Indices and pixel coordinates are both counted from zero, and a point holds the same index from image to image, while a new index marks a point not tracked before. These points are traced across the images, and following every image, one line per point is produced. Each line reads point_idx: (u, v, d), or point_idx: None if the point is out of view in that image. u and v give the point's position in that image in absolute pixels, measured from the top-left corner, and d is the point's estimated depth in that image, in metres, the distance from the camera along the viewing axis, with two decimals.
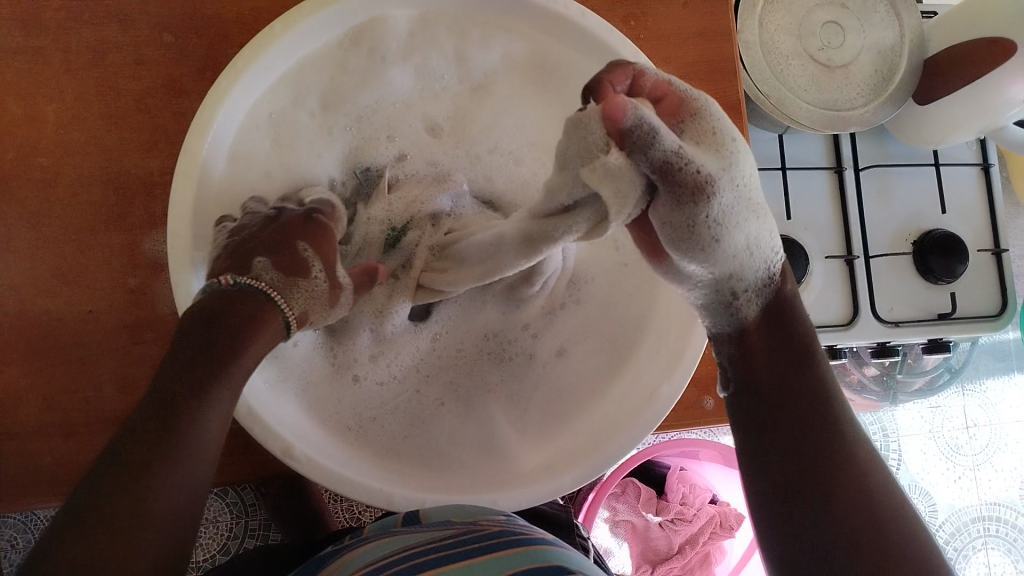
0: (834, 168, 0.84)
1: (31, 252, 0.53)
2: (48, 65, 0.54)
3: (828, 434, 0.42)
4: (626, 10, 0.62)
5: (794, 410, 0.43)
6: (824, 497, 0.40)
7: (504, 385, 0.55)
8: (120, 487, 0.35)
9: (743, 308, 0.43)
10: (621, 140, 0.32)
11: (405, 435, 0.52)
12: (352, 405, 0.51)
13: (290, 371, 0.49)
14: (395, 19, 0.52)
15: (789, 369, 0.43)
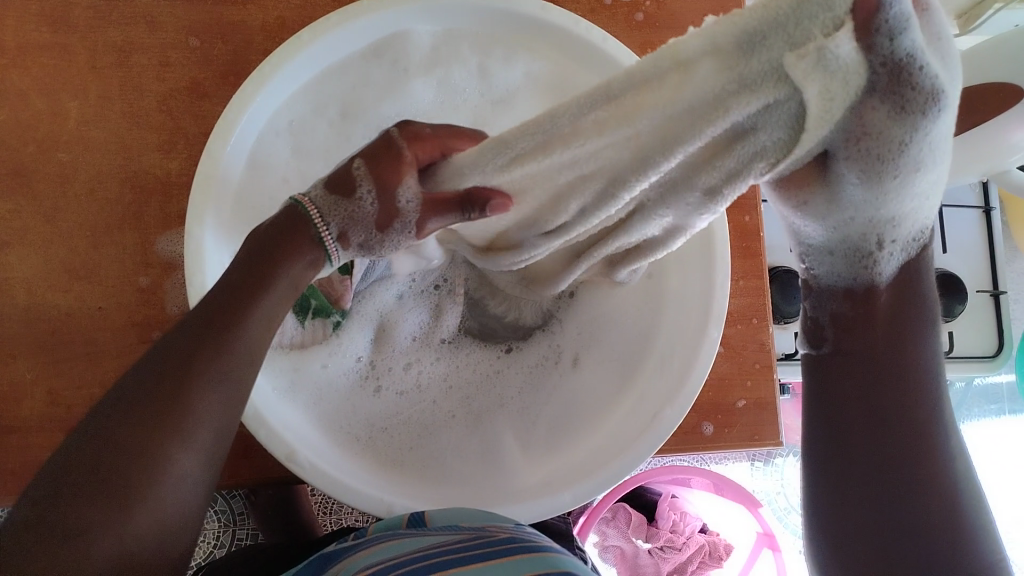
0: None
1: (45, 246, 0.53)
2: (73, 62, 0.54)
3: (916, 415, 0.42)
4: (645, 38, 0.63)
5: (896, 378, 0.43)
6: (906, 481, 0.41)
7: (516, 400, 0.55)
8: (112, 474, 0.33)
9: (879, 267, 0.42)
10: (867, 17, 0.28)
11: (414, 447, 0.52)
12: (366, 415, 0.52)
13: (316, 388, 0.51)
14: (418, 32, 0.52)
15: (897, 337, 0.43)
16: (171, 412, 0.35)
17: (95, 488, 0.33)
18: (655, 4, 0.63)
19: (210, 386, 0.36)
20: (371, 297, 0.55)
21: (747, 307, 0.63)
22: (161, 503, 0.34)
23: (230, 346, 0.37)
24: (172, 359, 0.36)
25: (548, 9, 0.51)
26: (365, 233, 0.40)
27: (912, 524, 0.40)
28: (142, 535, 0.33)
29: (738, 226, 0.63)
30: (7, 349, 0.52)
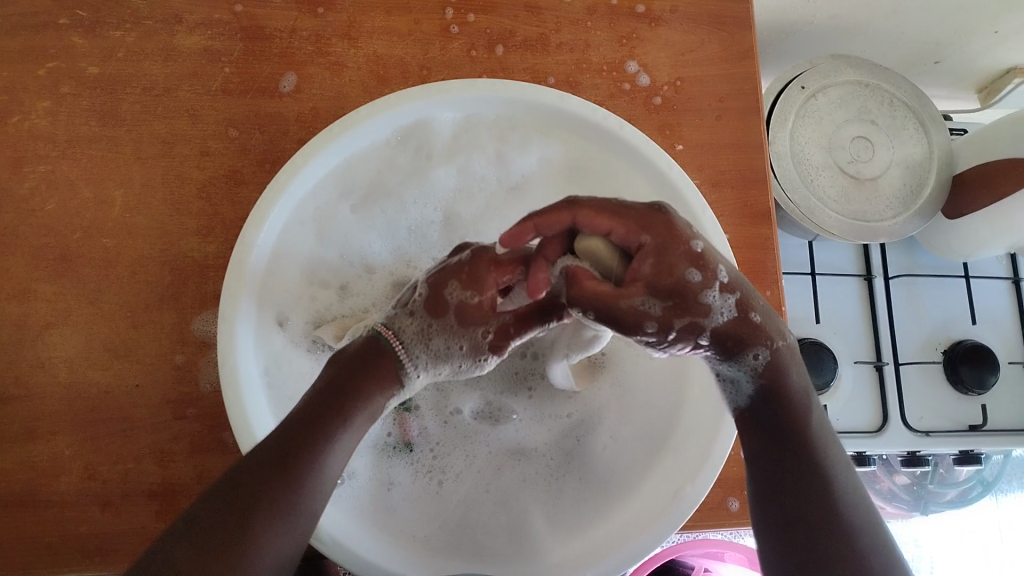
0: (864, 276, 0.85)
1: (87, 325, 0.55)
2: (122, 154, 0.58)
3: (802, 438, 0.45)
4: (662, 120, 0.66)
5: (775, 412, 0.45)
6: (811, 491, 0.44)
7: (557, 478, 0.55)
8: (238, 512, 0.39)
9: (709, 315, 0.42)
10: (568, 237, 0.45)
11: (458, 535, 0.52)
12: (400, 520, 0.51)
13: (385, 508, 0.51)
14: (439, 121, 0.55)
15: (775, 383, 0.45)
16: (305, 467, 0.40)
17: (250, 503, 0.39)
18: (672, 88, 0.66)
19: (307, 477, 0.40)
20: (415, 416, 0.55)
21: None
22: (289, 523, 0.39)
23: (348, 428, 0.42)
24: (317, 429, 0.41)
25: (565, 99, 0.54)
26: (455, 291, 0.46)
27: (810, 517, 0.43)
28: (282, 545, 0.39)
29: None
30: (46, 427, 0.54)
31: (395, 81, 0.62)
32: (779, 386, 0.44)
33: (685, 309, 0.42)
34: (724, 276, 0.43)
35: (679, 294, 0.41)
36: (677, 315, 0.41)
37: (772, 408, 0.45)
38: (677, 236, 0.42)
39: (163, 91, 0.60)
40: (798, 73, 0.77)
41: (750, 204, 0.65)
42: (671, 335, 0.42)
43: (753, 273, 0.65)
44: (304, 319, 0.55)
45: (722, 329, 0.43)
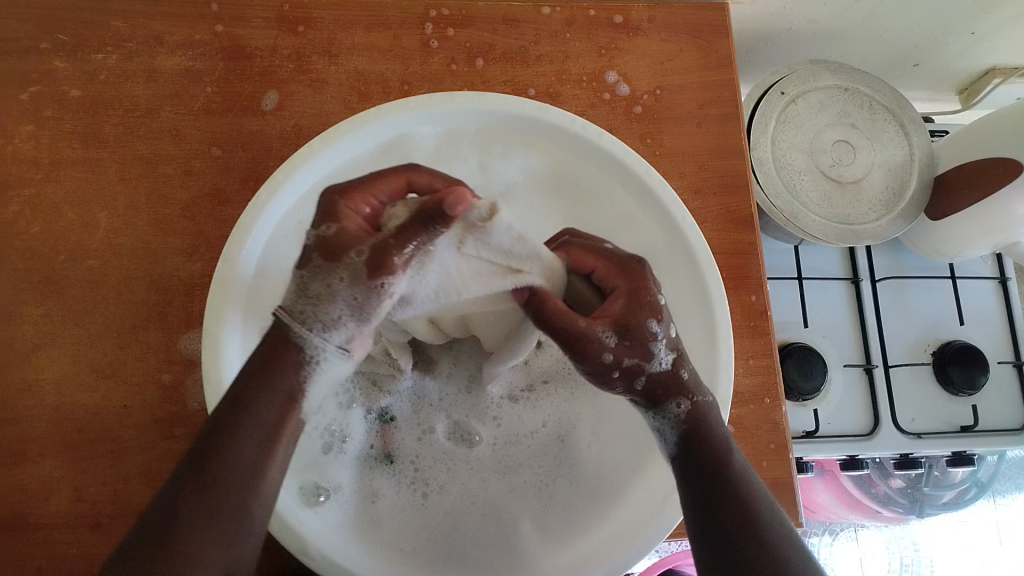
0: (851, 279, 0.85)
1: (74, 347, 0.56)
2: (106, 175, 0.59)
3: (719, 466, 0.43)
4: (643, 129, 0.66)
5: (694, 445, 0.44)
6: (733, 516, 0.42)
7: (546, 487, 0.55)
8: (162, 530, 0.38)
9: (654, 361, 0.43)
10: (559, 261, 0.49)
11: (447, 548, 0.52)
12: (388, 532, 0.51)
13: (371, 523, 0.51)
14: (420, 134, 0.55)
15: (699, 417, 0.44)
16: (216, 469, 0.39)
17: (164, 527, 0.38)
18: (652, 97, 0.67)
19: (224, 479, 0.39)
20: (395, 429, 0.55)
21: (759, 387, 0.63)
22: (213, 528, 0.38)
23: (257, 412, 0.40)
24: (229, 420, 0.39)
25: (543, 109, 0.54)
26: (314, 234, 0.42)
27: (734, 542, 0.41)
28: (211, 557, 0.38)
29: (743, 305, 0.64)
30: (35, 450, 0.54)
31: (377, 96, 0.63)
32: (701, 431, 0.44)
33: (637, 349, 0.43)
34: (674, 331, 0.44)
35: (637, 335, 0.43)
36: (629, 353, 0.42)
37: (697, 445, 0.44)
38: (648, 288, 0.45)
39: (146, 112, 0.60)
40: (778, 79, 0.78)
41: (732, 209, 0.66)
42: (614, 371, 0.43)
43: (738, 278, 0.65)
44: None
45: (665, 371, 0.43)
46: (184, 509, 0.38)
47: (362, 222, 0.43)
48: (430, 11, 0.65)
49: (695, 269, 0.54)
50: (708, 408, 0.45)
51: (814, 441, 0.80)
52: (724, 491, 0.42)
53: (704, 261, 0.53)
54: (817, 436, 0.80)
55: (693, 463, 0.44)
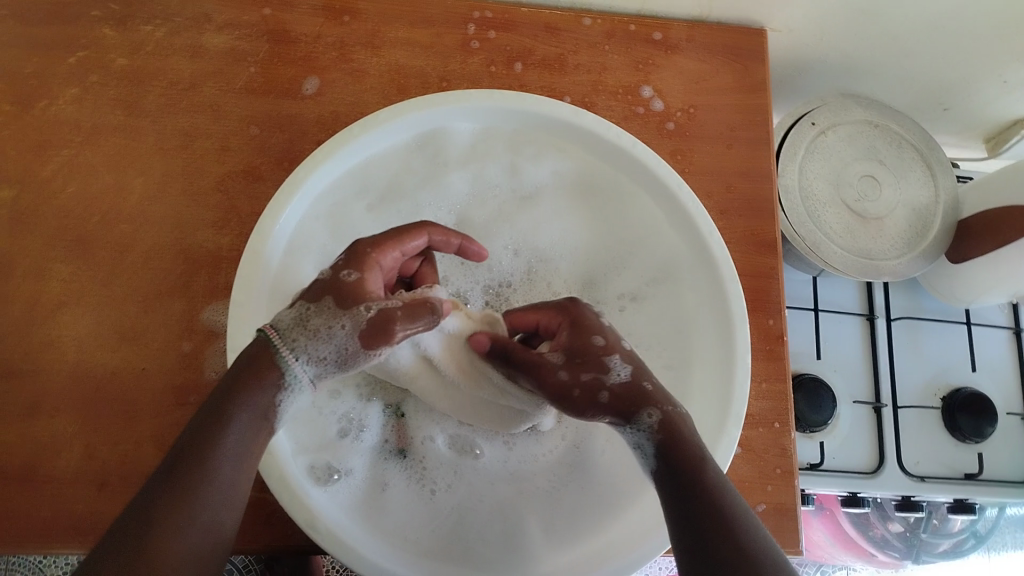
0: (867, 316, 0.85)
1: (98, 308, 0.56)
2: (144, 144, 0.60)
3: (698, 467, 0.42)
4: (673, 145, 0.67)
5: (668, 444, 0.43)
6: (713, 514, 0.40)
7: (555, 493, 0.55)
8: (138, 528, 0.37)
9: (609, 372, 0.46)
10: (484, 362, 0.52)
11: (453, 539, 0.52)
12: (393, 518, 0.51)
13: (378, 508, 0.51)
14: (457, 128, 0.56)
15: (677, 424, 0.44)
16: (198, 474, 0.39)
17: (138, 534, 0.36)
18: (684, 115, 0.67)
19: (202, 482, 0.38)
20: (409, 423, 0.56)
21: (769, 411, 0.63)
22: (192, 534, 0.37)
23: (228, 427, 0.40)
24: (201, 432, 0.40)
25: (580, 114, 0.55)
26: (333, 278, 0.45)
27: (709, 541, 0.39)
28: (184, 562, 0.37)
29: (760, 329, 0.65)
30: (50, 405, 0.55)
31: (415, 90, 0.64)
32: (675, 437, 0.43)
33: (588, 363, 0.46)
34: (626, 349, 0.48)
35: (584, 353, 0.47)
36: (582, 369, 0.46)
37: (674, 447, 0.43)
38: (585, 316, 0.49)
39: (188, 86, 0.61)
40: (810, 109, 0.78)
41: (757, 233, 0.66)
42: (576, 391, 0.46)
43: (758, 301, 0.65)
44: None
45: (623, 384, 0.45)
46: (164, 517, 0.37)
47: (379, 279, 0.47)
48: (474, 13, 0.66)
49: (718, 281, 0.55)
50: (686, 417, 0.45)
51: (817, 472, 0.80)
52: (700, 492, 0.41)
53: (728, 277, 0.54)
54: (821, 469, 0.80)
55: (673, 466, 0.42)
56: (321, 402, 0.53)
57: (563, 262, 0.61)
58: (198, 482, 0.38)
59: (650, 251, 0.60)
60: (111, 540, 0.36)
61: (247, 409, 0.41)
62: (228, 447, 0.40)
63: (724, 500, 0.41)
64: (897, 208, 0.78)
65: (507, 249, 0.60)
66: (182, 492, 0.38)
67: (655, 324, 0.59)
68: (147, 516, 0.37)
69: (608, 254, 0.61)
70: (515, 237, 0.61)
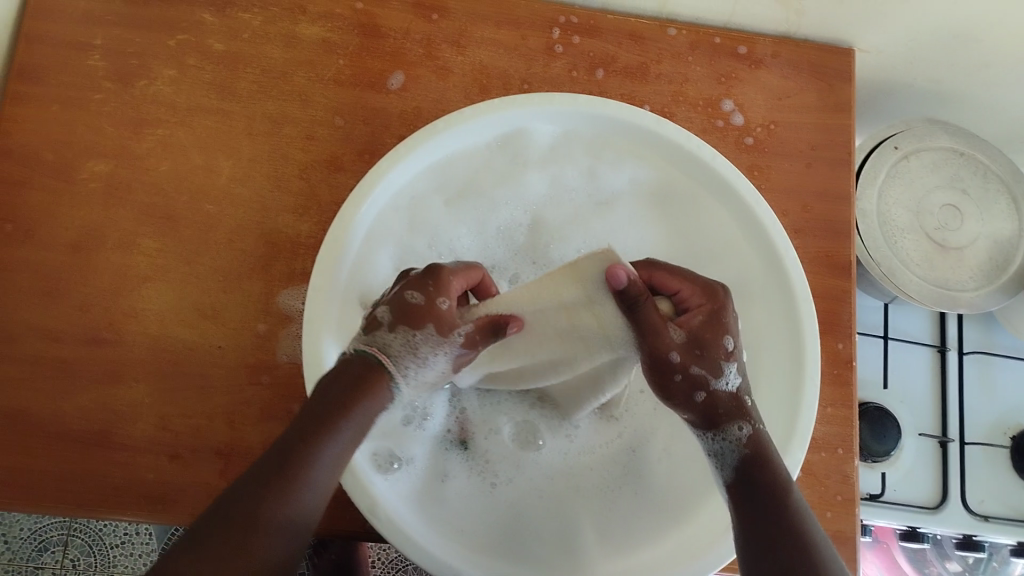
0: (937, 347, 0.83)
1: (181, 284, 0.58)
2: (234, 128, 0.62)
3: (785, 487, 0.45)
4: (752, 160, 0.66)
5: (761, 457, 0.45)
6: (793, 532, 0.42)
7: (613, 496, 0.55)
8: (240, 517, 0.38)
9: (719, 377, 0.47)
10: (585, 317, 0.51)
11: (507, 532, 0.52)
12: (451, 509, 0.52)
13: (437, 499, 0.52)
14: (538, 130, 0.57)
15: (768, 445, 0.46)
16: (303, 473, 0.40)
17: (241, 522, 0.38)
18: (765, 131, 0.67)
19: (305, 482, 0.40)
20: (470, 414, 0.57)
21: (833, 436, 0.62)
22: (282, 534, 0.39)
23: (338, 434, 0.41)
24: (311, 436, 0.41)
25: (662, 124, 0.55)
26: (424, 299, 0.46)
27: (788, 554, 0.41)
28: (275, 555, 0.39)
29: (829, 352, 0.64)
30: (130, 374, 0.57)
31: (497, 91, 0.65)
32: (764, 455, 0.45)
33: (708, 360, 0.47)
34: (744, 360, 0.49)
35: (709, 346, 0.47)
36: (699, 362, 0.47)
37: (764, 461, 0.45)
38: (731, 310, 0.48)
39: (279, 74, 0.63)
40: (893, 133, 0.76)
41: (832, 254, 0.65)
42: (678, 376, 0.47)
43: (829, 323, 0.64)
44: None
45: (726, 391, 0.47)
46: (265, 511, 0.39)
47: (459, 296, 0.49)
48: (560, 18, 0.66)
49: (791, 302, 0.54)
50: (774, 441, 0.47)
51: (878, 504, 0.78)
52: (786, 506, 0.43)
53: (801, 296, 0.54)
54: (881, 501, 0.78)
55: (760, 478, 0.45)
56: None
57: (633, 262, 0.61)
58: (303, 482, 0.40)
59: (723, 266, 0.59)
60: (215, 520, 0.38)
61: (359, 419, 0.42)
62: (333, 452, 0.41)
63: (806, 523, 0.43)
64: (977, 241, 0.76)
65: (580, 252, 0.61)
66: (286, 490, 0.39)
67: None
68: (249, 507, 0.39)
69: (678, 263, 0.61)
70: (588, 240, 0.61)
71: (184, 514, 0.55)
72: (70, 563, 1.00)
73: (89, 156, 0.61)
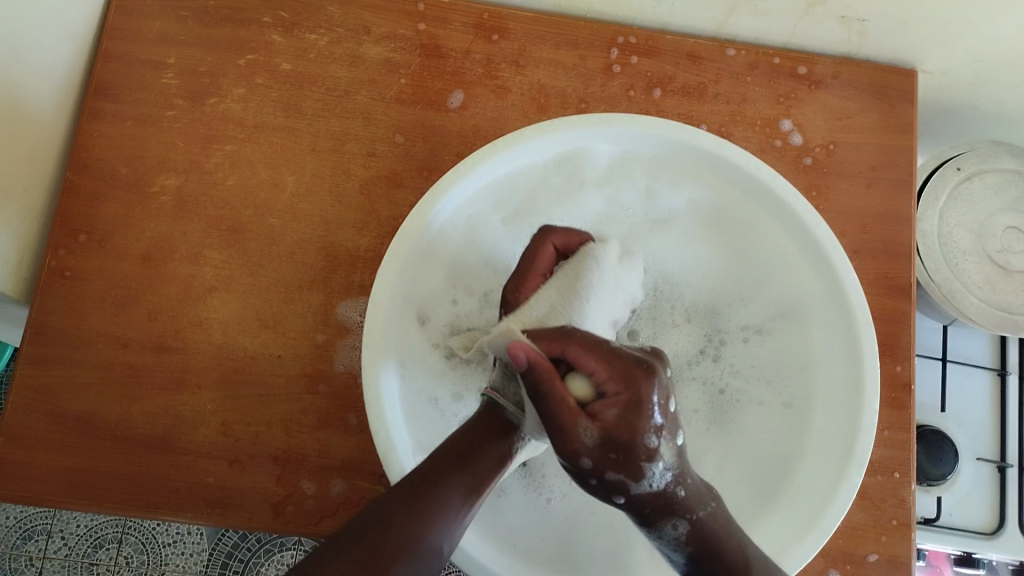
0: (998, 370, 0.80)
1: (245, 294, 0.60)
2: (299, 144, 0.63)
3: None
4: (809, 180, 0.66)
5: (704, 555, 0.44)
6: None
7: None
8: (381, 527, 0.42)
9: (642, 480, 0.41)
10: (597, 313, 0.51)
11: (560, 548, 0.53)
12: (502, 523, 0.52)
13: (490, 513, 0.52)
14: (596, 151, 0.57)
15: (710, 530, 0.44)
16: (438, 498, 0.44)
17: (383, 533, 0.42)
18: (823, 151, 0.66)
19: (441, 506, 0.44)
20: None
21: (889, 459, 0.61)
22: (420, 551, 0.43)
23: (473, 470, 0.45)
24: (450, 469, 0.45)
25: (722, 144, 0.55)
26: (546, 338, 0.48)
27: None
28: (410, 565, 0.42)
29: (887, 374, 0.63)
30: (194, 381, 0.59)
31: (555, 110, 0.65)
32: (707, 548, 0.44)
33: (625, 465, 0.40)
34: (675, 442, 0.41)
35: (628, 449, 0.40)
36: (614, 467, 0.40)
37: (715, 555, 0.44)
38: (652, 401, 0.39)
39: (343, 92, 0.65)
40: (955, 154, 0.75)
41: (890, 275, 0.64)
42: (596, 477, 0.41)
43: (887, 345, 0.63)
44: (445, 316, 0.58)
45: (654, 489, 0.41)
46: (405, 526, 0.43)
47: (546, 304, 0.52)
48: (618, 38, 0.67)
49: (849, 323, 0.54)
50: (716, 515, 0.45)
51: (932, 528, 0.77)
52: None
53: (862, 318, 0.54)
54: (936, 524, 0.77)
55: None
56: (443, 407, 0.56)
57: (688, 282, 0.61)
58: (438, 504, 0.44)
59: (779, 288, 0.59)
60: (361, 529, 0.43)
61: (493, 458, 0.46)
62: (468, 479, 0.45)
63: None
64: None
65: None
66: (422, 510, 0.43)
67: (780, 359, 0.59)
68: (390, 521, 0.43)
69: (733, 282, 0.60)
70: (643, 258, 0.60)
71: (241, 518, 0.56)
72: (124, 560, 1.03)
73: (160, 170, 0.63)
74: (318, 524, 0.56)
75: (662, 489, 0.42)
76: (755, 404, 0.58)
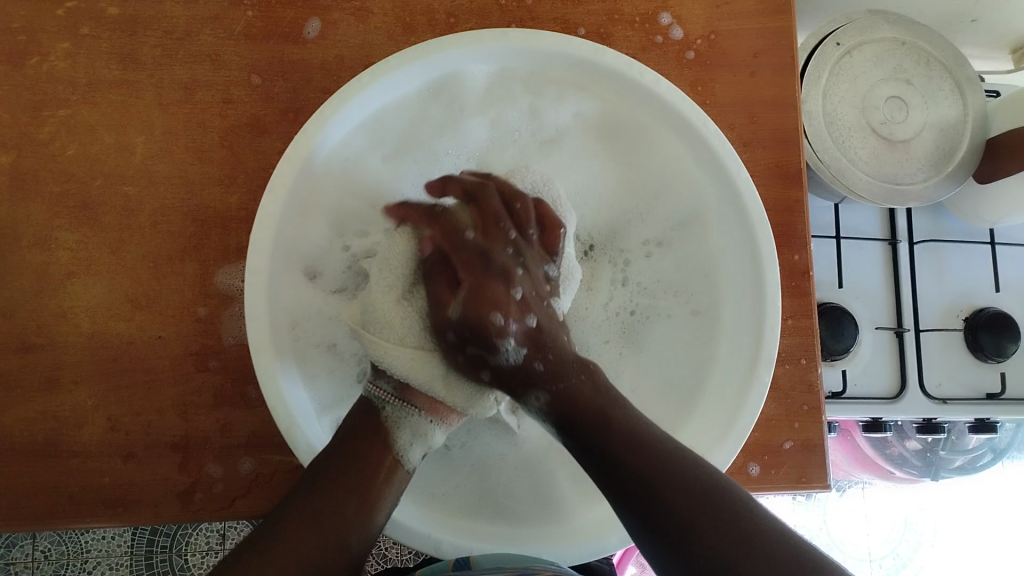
0: (890, 241, 0.83)
1: (109, 275, 0.55)
2: (143, 100, 0.57)
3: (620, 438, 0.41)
4: (694, 75, 0.64)
5: (571, 420, 0.43)
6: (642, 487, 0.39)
7: None
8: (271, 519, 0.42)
9: (497, 355, 0.44)
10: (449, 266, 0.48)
11: (481, 496, 0.52)
12: (421, 480, 0.51)
13: None
14: (472, 73, 0.53)
15: (578, 396, 0.43)
16: (328, 482, 0.44)
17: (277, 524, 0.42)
18: (706, 42, 0.64)
19: (333, 488, 0.43)
20: None
21: (795, 347, 0.62)
22: (315, 532, 0.41)
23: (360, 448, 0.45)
24: (342, 455, 0.45)
25: (600, 51, 0.53)
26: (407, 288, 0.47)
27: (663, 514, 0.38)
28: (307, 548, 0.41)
29: (786, 265, 0.63)
30: (68, 378, 0.54)
31: (423, 29, 0.60)
32: (571, 408, 0.43)
33: (478, 340, 0.44)
34: (527, 324, 0.45)
35: (475, 322, 0.44)
36: (470, 342, 0.44)
37: (581, 410, 0.42)
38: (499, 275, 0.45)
39: (185, 35, 0.58)
40: (834, 30, 0.75)
41: (782, 164, 0.64)
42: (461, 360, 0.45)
43: (784, 236, 0.63)
44: (336, 267, 0.54)
45: (513, 366, 0.44)
46: (297, 512, 0.42)
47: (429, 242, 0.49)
48: None
49: (747, 224, 0.53)
50: (592, 385, 0.44)
51: (841, 401, 0.80)
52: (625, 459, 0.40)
53: (757, 218, 0.53)
54: (844, 397, 0.80)
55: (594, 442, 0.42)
56: (342, 352, 0.53)
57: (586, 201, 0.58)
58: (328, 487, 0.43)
59: (675, 197, 0.57)
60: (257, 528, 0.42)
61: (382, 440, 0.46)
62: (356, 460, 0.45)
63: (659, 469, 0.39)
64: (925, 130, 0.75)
65: None
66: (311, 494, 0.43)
67: (684, 269, 0.58)
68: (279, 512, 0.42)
69: (631, 195, 0.58)
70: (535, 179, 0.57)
71: (147, 513, 0.53)
72: (41, 555, 0.96)
73: None
74: (231, 505, 0.53)
75: (519, 365, 0.44)
76: (664, 317, 0.58)
